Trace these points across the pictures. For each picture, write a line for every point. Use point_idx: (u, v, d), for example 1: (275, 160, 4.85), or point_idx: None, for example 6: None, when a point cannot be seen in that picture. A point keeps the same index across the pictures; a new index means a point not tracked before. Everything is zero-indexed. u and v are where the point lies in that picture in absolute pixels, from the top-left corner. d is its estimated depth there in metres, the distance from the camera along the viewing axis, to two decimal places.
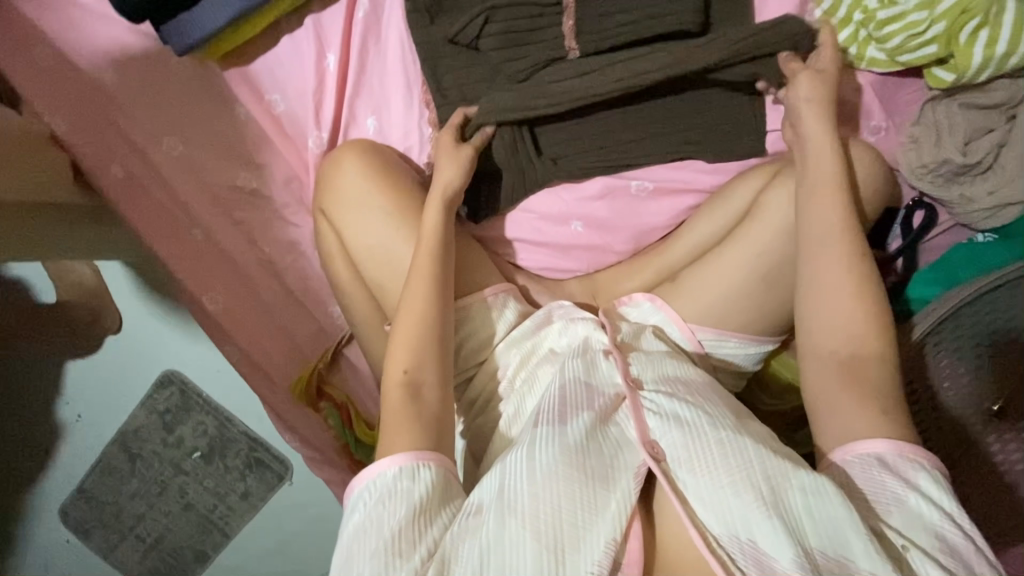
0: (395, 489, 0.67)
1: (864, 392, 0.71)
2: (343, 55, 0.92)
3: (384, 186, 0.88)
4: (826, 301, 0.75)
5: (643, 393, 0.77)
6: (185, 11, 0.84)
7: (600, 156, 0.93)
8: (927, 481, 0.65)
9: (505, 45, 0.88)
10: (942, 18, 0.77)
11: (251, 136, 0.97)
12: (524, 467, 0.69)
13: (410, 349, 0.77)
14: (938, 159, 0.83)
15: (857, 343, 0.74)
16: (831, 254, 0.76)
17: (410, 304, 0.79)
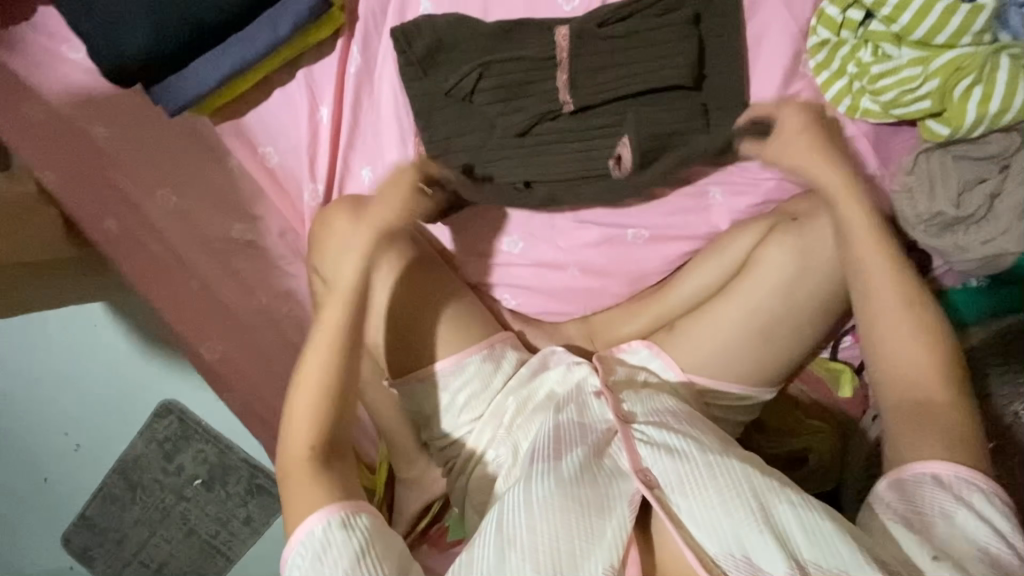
0: (329, 543, 0.67)
1: (932, 430, 0.69)
2: (336, 107, 0.91)
3: (377, 244, 0.88)
4: (890, 339, 0.74)
5: (634, 426, 0.78)
6: (176, 70, 0.79)
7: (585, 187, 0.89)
8: (979, 501, 0.64)
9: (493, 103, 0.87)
10: (935, 74, 0.76)
11: (245, 187, 0.96)
12: (522, 501, 0.70)
13: (311, 413, 0.76)
14: (930, 211, 0.84)
15: (920, 387, 0.71)
16: (884, 294, 0.75)
17: (309, 375, 0.77)
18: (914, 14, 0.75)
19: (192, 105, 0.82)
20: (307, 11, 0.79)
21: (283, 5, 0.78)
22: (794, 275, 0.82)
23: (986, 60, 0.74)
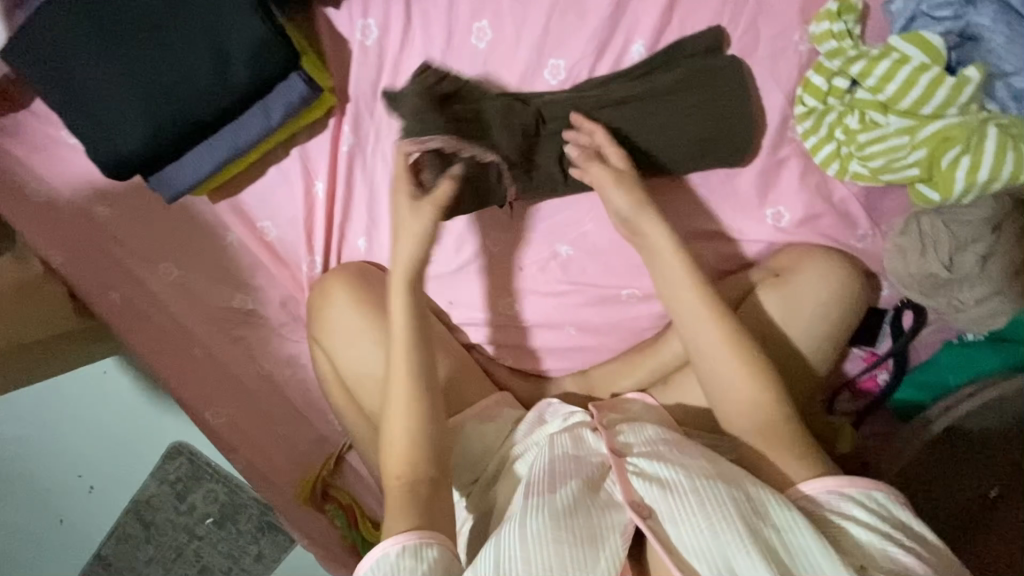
0: (400, 568, 0.66)
1: (783, 450, 0.73)
2: (330, 181, 0.92)
3: (378, 314, 0.90)
4: (708, 350, 0.76)
5: (626, 458, 0.76)
6: (172, 159, 0.82)
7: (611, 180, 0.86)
8: (858, 509, 0.67)
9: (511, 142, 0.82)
10: (922, 144, 0.76)
11: (244, 260, 0.98)
12: (517, 534, 0.69)
13: (411, 450, 0.75)
14: (918, 274, 0.85)
15: (758, 408, 0.75)
16: (699, 315, 0.77)
17: (395, 425, 0.77)
18: (899, 86, 0.75)
19: (188, 191, 0.85)
20: (300, 99, 0.79)
21: (274, 94, 0.79)
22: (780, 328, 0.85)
23: (973, 131, 0.74)
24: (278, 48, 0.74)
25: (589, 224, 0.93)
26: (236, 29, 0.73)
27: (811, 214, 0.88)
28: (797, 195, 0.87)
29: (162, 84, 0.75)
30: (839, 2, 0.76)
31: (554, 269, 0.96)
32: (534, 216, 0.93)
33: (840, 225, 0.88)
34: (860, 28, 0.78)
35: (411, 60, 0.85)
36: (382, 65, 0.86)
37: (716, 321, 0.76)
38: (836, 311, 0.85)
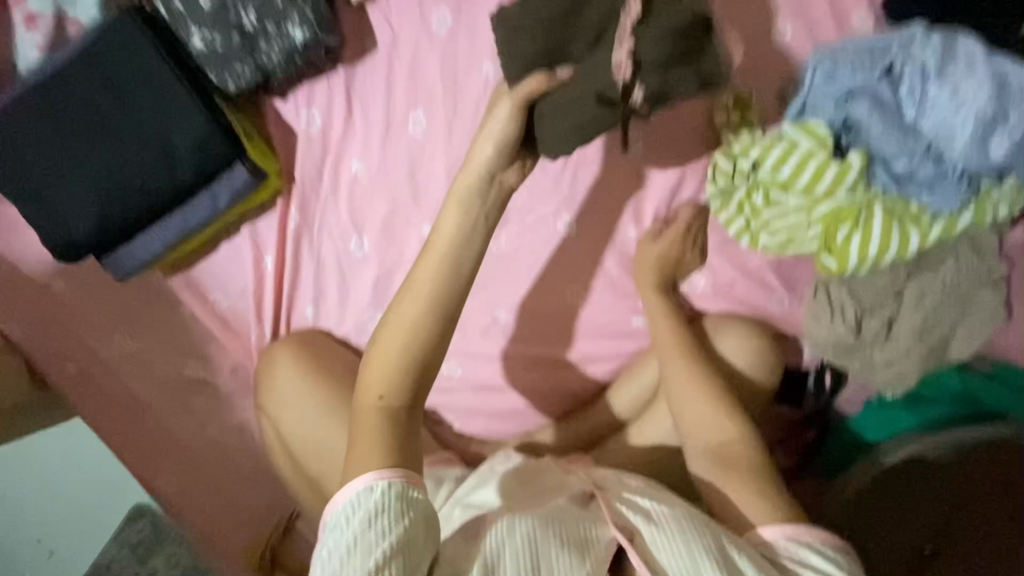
0: (382, 508, 0.63)
1: (739, 480, 0.75)
2: (279, 255, 0.98)
3: (322, 381, 0.94)
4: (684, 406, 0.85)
5: (610, 491, 0.76)
6: (125, 241, 0.87)
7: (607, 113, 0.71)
8: (817, 558, 0.66)
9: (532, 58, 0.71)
10: (817, 222, 0.83)
11: (196, 333, 1.02)
12: (503, 534, 0.65)
13: (388, 370, 0.72)
14: (831, 336, 0.90)
15: (721, 444, 0.80)
16: (680, 376, 0.87)
17: (383, 356, 0.73)
18: (793, 169, 0.83)
19: (140, 270, 0.90)
20: (243, 186, 0.85)
21: (218, 183, 0.85)
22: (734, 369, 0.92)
23: (861, 210, 0.81)
24: (223, 143, 0.82)
25: (526, 291, 0.98)
26: (186, 130, 0.81)
27: (721, 279, 0.96)
28: (708, 263, 0.96)
29: (132, 185, 0.82)
30: (731, 101, 0.87)
31: (495, 334, 1.00)
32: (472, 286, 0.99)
33: (753, 291, 0.96)
34: (754, 116, 0.88)
35: (354, 145, 0.93)
36: (327, 149, 0.93)
37: (692, 370, 0.87)
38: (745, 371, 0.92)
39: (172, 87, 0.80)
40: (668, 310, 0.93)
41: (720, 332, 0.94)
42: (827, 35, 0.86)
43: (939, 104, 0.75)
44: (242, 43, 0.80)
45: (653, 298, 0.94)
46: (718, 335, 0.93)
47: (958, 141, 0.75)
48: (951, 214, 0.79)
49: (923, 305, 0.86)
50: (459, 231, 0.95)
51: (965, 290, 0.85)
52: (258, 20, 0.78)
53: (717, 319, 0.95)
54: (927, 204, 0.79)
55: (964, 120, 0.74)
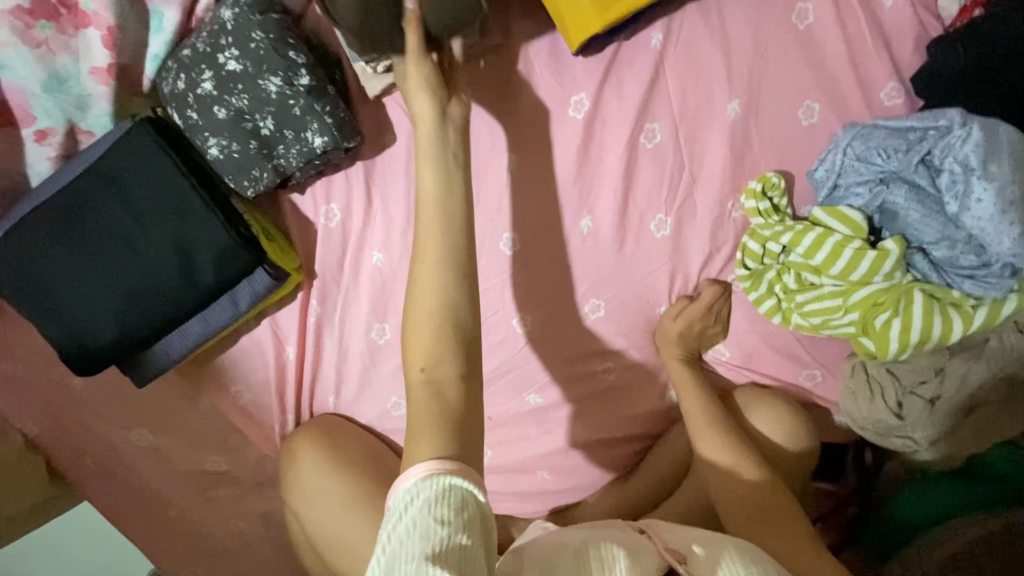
0: (437, 498, 0.53)
1: (783, 527, 0.75)
2: (299, 347, 0.96)
3: (348, 478, 0.91)
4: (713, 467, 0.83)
5: (658, 529, 0.71)
6: (144, 350, 0.84)
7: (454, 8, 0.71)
8: None
9: (450, 25, 0.70)
10: (854, 307, 0.81)
11: (214, 427, 0.99)
12: (598, 527, 0.70)
13: (433, 283, 0.64)
14: (870, 416, 0.88)
15: (752, 492, 0.79)
16: (704, 432, 0.86)
17: (418, 325, 0.63)
18: (827, 254, 0.80)
19: (158, 375, 0.87)
20: (264, 288, 0.84)
21: (240, 287, 0.83)
22: (766, 444, 0.89)
23: (899, 297, 0.79)
24: (240, 254, 0.79)
25: (554, 373, 0.95)
26: (204, 239, 0.78)
27: (749, 356, 0.94)
28: (738, 340, 0.94)
29: (148, 296, 0.79)
30: (762, 183, 0.84)
31: (523, 416, 0.98)
32: (498, 370, 0.96)
33: (787, 369, 0.93)
34: (786, 199, 0.85)
35: (374, 237, 0.90)
36: (347, 242, 0.90)
37: (714, 425, 0.86)
38: (784, 455, 0.89)
39: (188, 196, 0.77)
40: (693, 376, 0.91)
41: (750, 409, 0.90)
42: (855, 113, 0.84)
43: (985, 200, 0.72)
44: (259, 147, 0.77)
45: (676, 370, 0.92)
46: (752, 407, 0.90)
47: (1005, 238, 0.72)
48: (994, 301, 0.77)
49: (966, 384, 0.84)
50: (484, 315, 0.93)
51: (1008, 370, 0.83)
52: (277, 126, 0.76)
53: (746, 393, 0.92)
54: (969, 291, 0.77)
55: (1010, 218, 0.72)
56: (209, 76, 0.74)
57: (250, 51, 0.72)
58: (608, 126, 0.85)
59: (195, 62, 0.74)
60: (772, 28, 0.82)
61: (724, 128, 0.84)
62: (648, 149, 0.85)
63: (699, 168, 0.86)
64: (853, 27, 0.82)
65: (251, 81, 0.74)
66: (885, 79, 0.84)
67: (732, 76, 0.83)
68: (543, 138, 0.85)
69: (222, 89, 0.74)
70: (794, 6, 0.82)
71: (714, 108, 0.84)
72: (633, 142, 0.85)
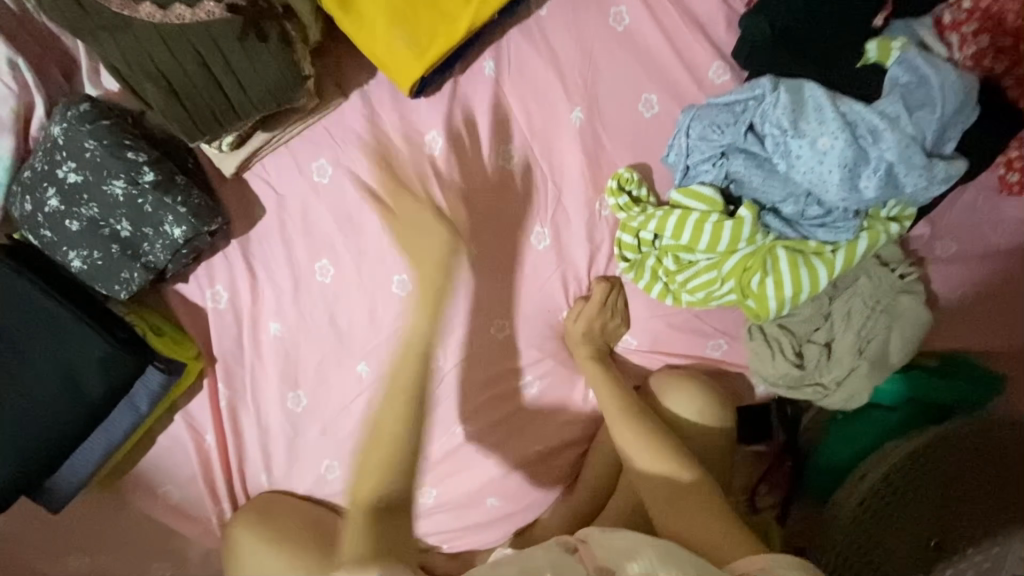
0: None
1: (695, 507, 0.79)
2: (219, 432, 0.95)
3: (291, 548, 0.91)
4: (648, 467, 0.85)
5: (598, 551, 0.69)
6: (49, 475, 0.82)
7: (264, 87, 0.73)
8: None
9: (276, 93, 0.73)
10: (729, 276, 0.85)
11: (152, 532, 0.97)
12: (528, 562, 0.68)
13: None
14: (778, 372, 0.90)
15: (667, 475, 0.83)
16: (620, 425, 0.89)
17: None
18: (691, 232, 0.84)
19: (73, 495, 0.85)
20: (159, 386, 0.83)
21: (135, 390, 0.82)
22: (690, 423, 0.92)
23: (765, 257, 0.83)
24: (127, 357, 0.79)
25: (477, 401, 0.95)
26: (83, 349, 0.78)
27: (657, 340, 0.97)
28: (643, 327, 0.96)
29: (41, 420, 0.79)
30: (616, 180, 0.87)
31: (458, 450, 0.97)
32: None
33: (695, 344, 0.96)
34: (645, 189, 0.89)
35: (267, 308, 0.91)
36: (242, 320, 0.91)
37: (629, 419, 0.89)
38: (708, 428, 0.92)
39: (60, 312, 0.77)
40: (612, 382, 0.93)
41: (666, 396, 0.93)
42: (689, 96, 0.89)
43: (803, 156, 0.78)
44: (122, 249, 0.78)
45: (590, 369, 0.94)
46: (669, 394, 0.93)
47: (831, 187, 0.78)
48: (849, 242, 0.82)
49: (852, 322, 0.88)
50: None
51: (886, 301, 0.87)
52: (133, 226, 0.77)
53: (660, 377, 0.95)
54: (824, 239, 0.82)
55: (830, 166, 0.77)
56: (53, 193, 0.75)
57: (87, 160, 0.74)
58: (467, 155, 0.88)
59: (36, 182, 0.75)
60: (592, 36, 0.87)
61: (573, 136, 0.88)
62: (508, 170, 0.89)
63: (561, 178, 0.90)
64: (667, 19, 0.88)
65: (96, 189, 0.75)
66: (709, 59, 0.88)
67: (568, 87, 0.87)
68: (407, 179, 0.88)
69: (69, 203, 0.75)
70: (608, 12, 0.87)
71: (559, 119, 0.88)
72: (492, 165, 0.88)
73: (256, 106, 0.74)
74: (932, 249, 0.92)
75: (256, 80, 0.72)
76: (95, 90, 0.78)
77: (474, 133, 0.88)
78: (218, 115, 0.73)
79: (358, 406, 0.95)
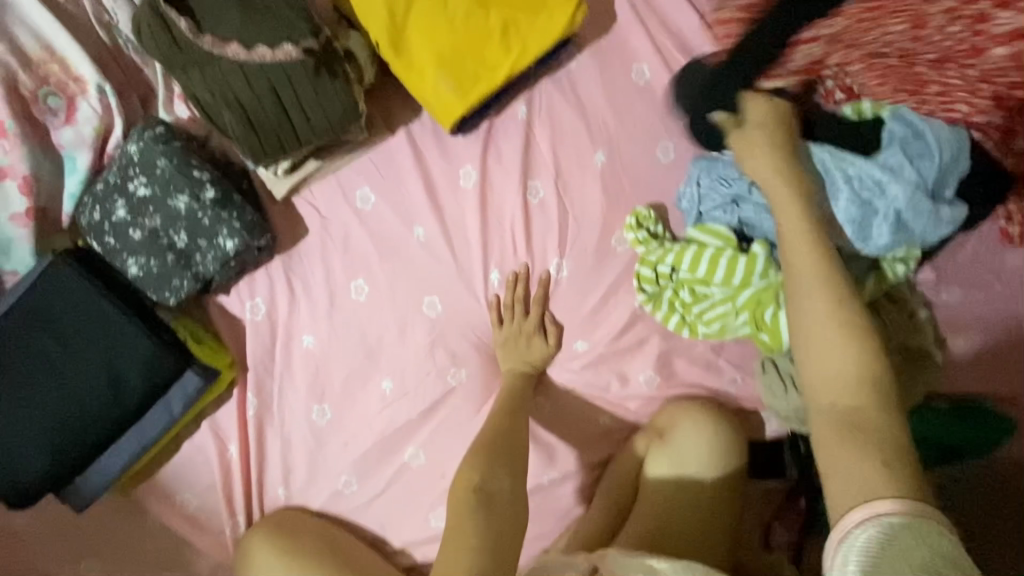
0: None
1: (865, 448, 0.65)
2: (241, 444, 0.97)
3: (304, 562, 0.92)
4: (837, 460, 0.65)
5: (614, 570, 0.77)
6: (80, 471, 0.85)
7: (329, 120, 0.81)
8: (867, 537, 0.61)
9: (340, 126, 0.81)
10: (743, 309, 0.90)
11: (165, 542, 0.97)
12: None
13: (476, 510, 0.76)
14: (791, 408, 0.93)
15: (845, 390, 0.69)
16: (830, 330, 0.71)
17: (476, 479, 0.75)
18: (707, 265, 0.89)
19: (98, 495, 0.88)
20: (195, 390, 0.86)
21: (171, 392, 0.86)
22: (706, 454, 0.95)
23: (778, 292, 0.87)
24: (169, 358, 0.83)
25: None
26: (130, 350, 0.82)
27: (673, 372, 0.99)
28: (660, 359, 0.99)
29: (82, 417, 0.83)
30: (635, 217, 0.94)
31: None
32: (441, 431, 0.97)
33: (709, 377, 0.99)
34: (661, 226, 0.95)
35: (301, 323, 0.96)
36: (276, 334, 0.96)
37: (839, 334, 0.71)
38: (722, 459, 0.96)
39: (113, 312, 0.82)
40: (808, 206, 0.78)
41: (682, 425, 0.96)
42: None
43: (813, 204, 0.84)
44: (177, 259, 0.84)
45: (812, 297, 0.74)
46: (684, 424, 0.96)
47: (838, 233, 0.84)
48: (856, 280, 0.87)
49: None
50: (419, 379, 0.97)
51: (897, 341, 0.90)
52: (190, 238, 0.83)
53: (673, 405, 0.97)
54: None
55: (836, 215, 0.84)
56: (122, 204, 0.82)
57: (158, 176, 0.81)
58: (497, 189, 0.95)
59: (108, 194, 0.82)
60: (617, 87, 0.96)
61: (596, 176, 0.95)
62: (536, 203, 0.96)
63: (584, 213, 0.96)
64: None
65: (162, 202, 0.82)
66: None
67: (593, 132, 0.95)
68: (441, 208, 0.95)
69: (135, 213, 0.82)
70: (631, 66, 0.96)
71: (585, 159, 0.95)
72: (521, 200, 0.95)
73: (319, 136, 0.82)
74: (938, 294, 0.96)
75: (322, 113, 0.80)
76: (168, 116, 0.85)
77: (505, 168, 0.95)
78: (286, 142, 0.81)
79: (379, 423, 0.97)
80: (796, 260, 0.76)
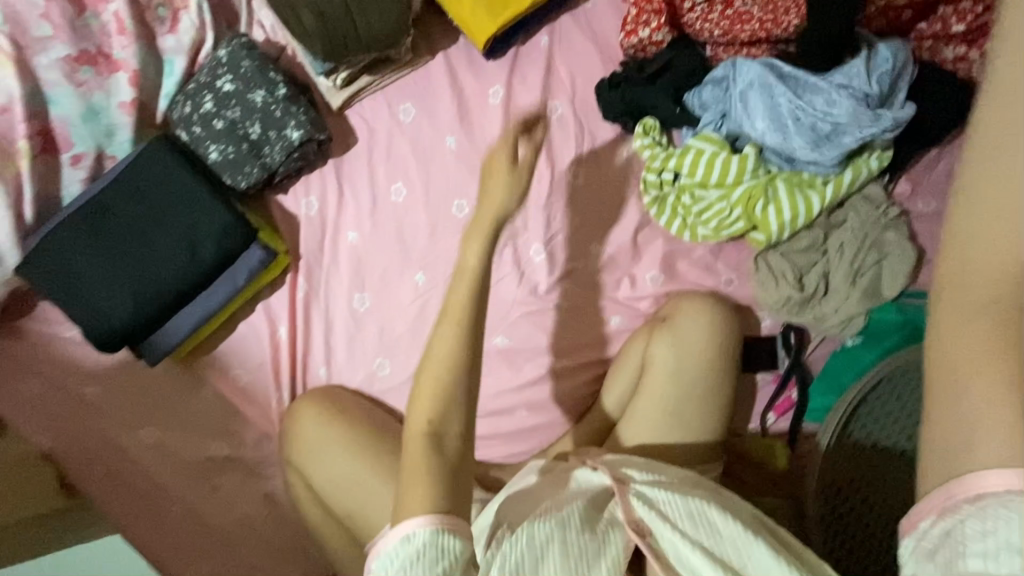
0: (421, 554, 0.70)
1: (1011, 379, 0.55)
2: (290, 325, 1.09)
3: (341, 424, 1.02)
4: (963, 341, 0.57)
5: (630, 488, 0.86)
6: (155, 328, 0.99)
7: (387, 26, 1.01)
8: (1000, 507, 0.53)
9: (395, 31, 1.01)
10: (737, 204, 1.02)
11: (218, 411, 1.09)
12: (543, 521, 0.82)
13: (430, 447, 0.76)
14: (783, 298, 1.03)
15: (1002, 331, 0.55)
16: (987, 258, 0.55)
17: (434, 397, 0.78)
18: (705, 167, 1.03)
19: (170, 353, 1.01)
20: (258, 262, 1.01)
21: (237, 265, 1.00)
22: (705, 339, 1.01)
23: (766, 187, 1.02)
24: (238, 230, 0.97)
25: (514, 315, 1.09)
26: (207, 221, 0.97)
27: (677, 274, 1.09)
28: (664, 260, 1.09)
29: (162, 277, 0.96)
30: (643, 126, 1.06)
31: (494, 359, 1.09)
32: None
33: (710, 277, 1.09)
34: (665, 137, 1.08)
35: (347, 220, 1.10)
36: (325, 228, 1.10)
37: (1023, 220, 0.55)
38: (720, 344, 1.02)
39: (194, 187, 0.97)
40: None
41: (683, 313, 1.03)
42: None
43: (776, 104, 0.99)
44: (249, 148, 0.99)
45: None
46: (683, 311, 1.03)
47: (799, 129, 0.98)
48: (836, 175, 1.01)
49: (846, 254, 1.02)
50: (447, 272, 1.09)
51: (875, 235, 1.02)
52: (262, 129, 0.98)
53: (673, 297, 1.07)
54: (813, 172, 1.02)
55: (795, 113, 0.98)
56: (209, 98, 0.98)
57: (241, 75, 0.97)
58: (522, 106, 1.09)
59: (198, 91, 0.98)
60: None
61: None
62: (555, 119, 1.10)
63: (595, 129, 1.10)
64: None
65: (242, 96, 0.98)
66: None
67: (605, 60, 1.11)
68: (473, 121, 1.10)
69: (220, 106, 0.98)
70: None
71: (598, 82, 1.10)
72: (542, 116, 1.09)
73: (379, 39, 1.01)
74: (913, 204, 1.07)
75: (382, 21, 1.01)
76: None
77: (529, 88, 1.10)
78: (352, 45, 1.00)
79: (411, 311, 1.09)
80: (1021, 53, 0.57)
